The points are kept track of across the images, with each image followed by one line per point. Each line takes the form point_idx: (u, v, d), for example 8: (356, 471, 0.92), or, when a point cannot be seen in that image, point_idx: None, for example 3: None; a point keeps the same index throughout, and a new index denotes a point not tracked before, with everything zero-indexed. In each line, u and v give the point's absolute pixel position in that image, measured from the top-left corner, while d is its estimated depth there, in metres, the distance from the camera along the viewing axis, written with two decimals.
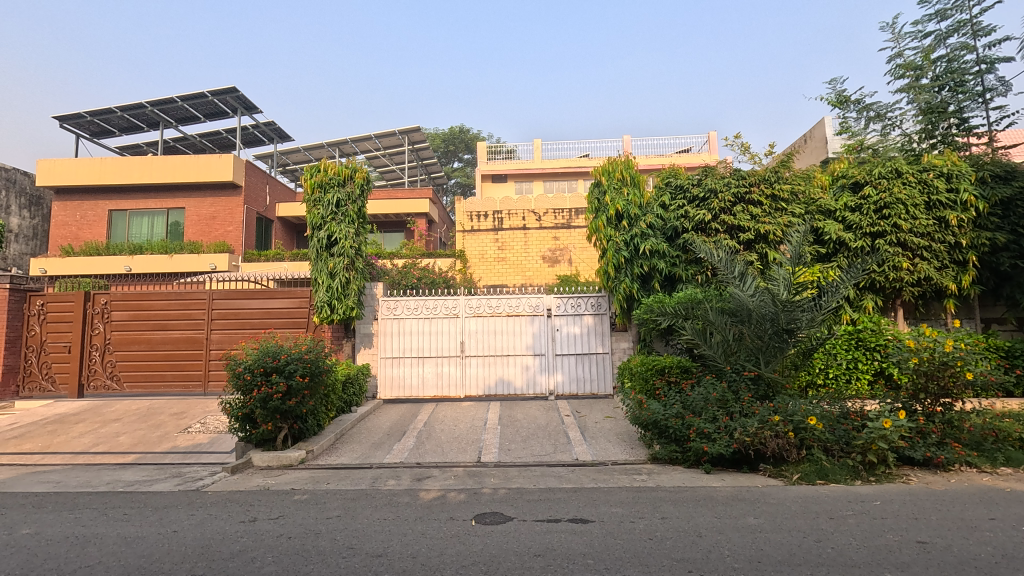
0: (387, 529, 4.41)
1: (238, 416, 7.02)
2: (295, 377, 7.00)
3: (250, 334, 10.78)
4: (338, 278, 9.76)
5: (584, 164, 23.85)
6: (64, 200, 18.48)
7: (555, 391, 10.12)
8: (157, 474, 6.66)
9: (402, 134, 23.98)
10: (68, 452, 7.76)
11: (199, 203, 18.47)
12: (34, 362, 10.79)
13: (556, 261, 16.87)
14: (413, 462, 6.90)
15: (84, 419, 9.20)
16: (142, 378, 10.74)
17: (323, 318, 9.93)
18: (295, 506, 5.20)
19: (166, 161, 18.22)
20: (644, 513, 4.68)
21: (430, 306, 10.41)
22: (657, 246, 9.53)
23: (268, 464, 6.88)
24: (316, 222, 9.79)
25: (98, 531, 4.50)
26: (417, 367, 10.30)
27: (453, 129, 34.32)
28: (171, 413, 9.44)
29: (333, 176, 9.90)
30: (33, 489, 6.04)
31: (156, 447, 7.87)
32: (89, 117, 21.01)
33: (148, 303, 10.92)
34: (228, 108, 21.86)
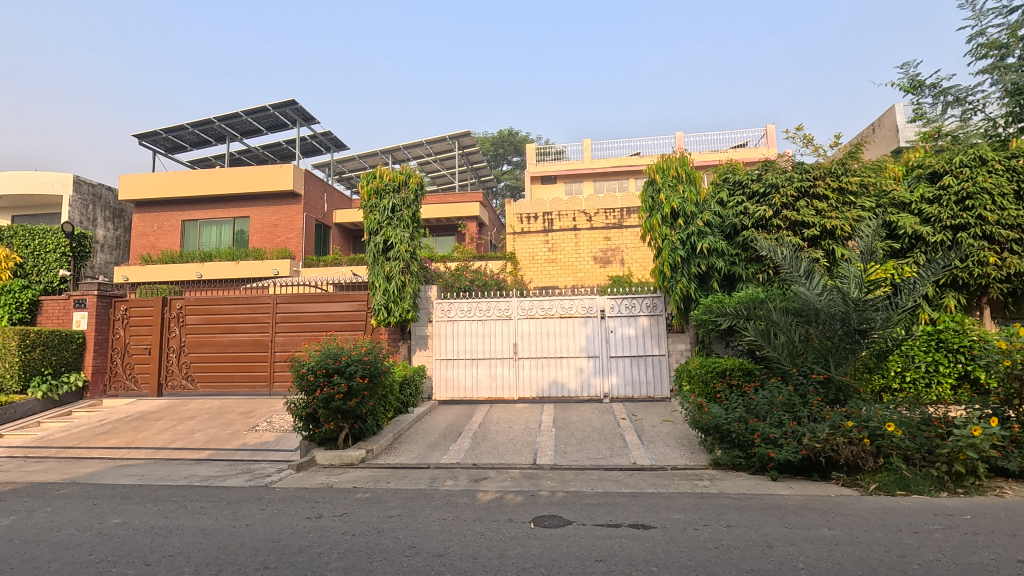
0: (447, 530, 4.45)
1: (302, 415, 7.28)
2: (355, 378, 7.22)
3: (311, 336, 11.19)
4: (394, 281, 9.98)
5: (634, 163, 23.45)
6: (143, 212, 19.83)
7: (610, 394, 9.96)
8: (228, 471, 7.00)
9: (453, 139, 24.35)
10: (149, 448, 8.27)
11: (262, 212, 19.39)
12: (119, 363, 11.62)
13: (608, 262, 16.65)
14: (469, 463, 6.95)
15: (162, 416, 9.81)
16: (213, 378, 11.34)
17: (380, 320, 10.19)
18: (358, 503, 5.34)
19: (232, 172, 19.23)
20: (709, 521, 4.51)
21: (483, 308, 10.48)
22: (716, 244, 9.20)
23: (330, 462, 7.11)
24: (373, 227, 10.08)
25: (179, 523, 4.76)
26: (471, 369, 10.39)
27: (502, 132, 34.62)
28: (240, 412, 9.92)
29: (389, 181, 10.17)
30: (120, 481, 6.49)
31: (227, 444, 8.28)
32: (164, 133, 22.46)
33: (218, 307, 11.52)
34: (288, 121, 22.84)
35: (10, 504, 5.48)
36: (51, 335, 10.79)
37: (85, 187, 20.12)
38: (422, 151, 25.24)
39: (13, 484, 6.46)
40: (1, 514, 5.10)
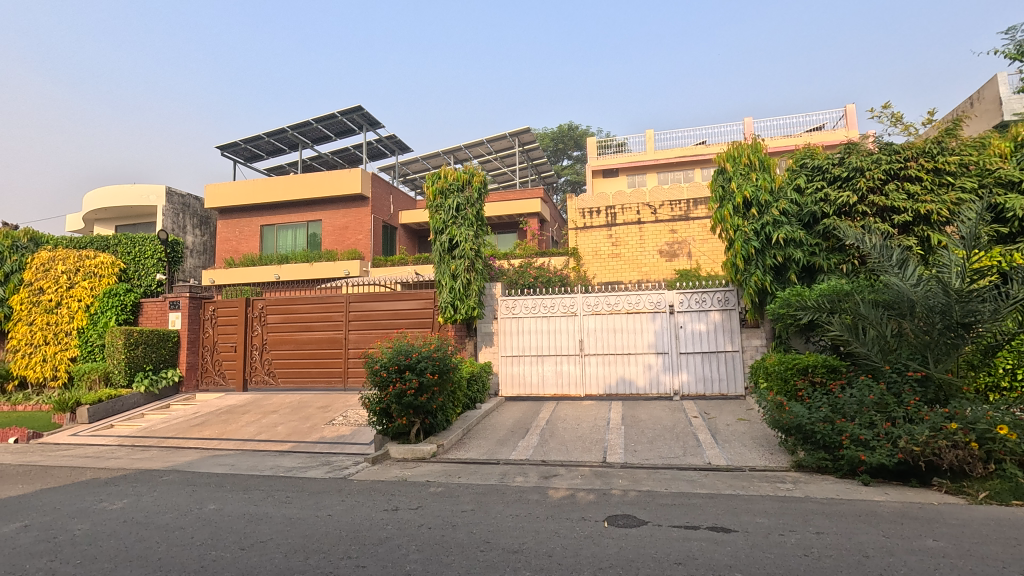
0: (520, 526, 4.46)
1: (376, 409, 7.53)
2: (426, 373, 7.40)
3: (381, 333, 11.58)
4: (460, 280, 10.13)
5: (700, 152, 22.62)
6: (226, 219, 21.22)
7: (680, 391, 9.68)
8: (309, 462, 7.36)
9: (513, 136, 24.42)
10: (238, 439, 8.84)
11: (333, 216, 20.24)
12: (209, 359, 12.49)
13: (674, 255, 16.16)
14: (538, 460, 6.95)
15: (248, 409, 10.46)
16: (292, 373, 11.97)
17: (447, 317, 10.38)
18: (432, 497, 5.46)
19: (305, 178, 20.20)
20: (795, 526, 4.27)
21: (548, 305, 10.45)
22: (793, 234, 8.70)
23: (403, 456, 7.33)
24: (439, 226, 10.27)
25: (268, 511, 5.04)
26: (537, 365, 10.39)
27: (561, 127, 34.40)
28: (318, 406, 10.41)
29: (453, 181, 10.33)
30: (214, 470, 6.98)
31: (307, 437, 8.71)
32: (243, 143, 23.90)
33: (296, 307, 12.13)
34: (355, 126, 23.70)
35: (121, 488, 6.02)
36: (150, 334, 11.75)
37: (176, 197, 21.79)
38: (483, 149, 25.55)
39: (123, 470, 7.09)
40: (114, 497, 5.60)
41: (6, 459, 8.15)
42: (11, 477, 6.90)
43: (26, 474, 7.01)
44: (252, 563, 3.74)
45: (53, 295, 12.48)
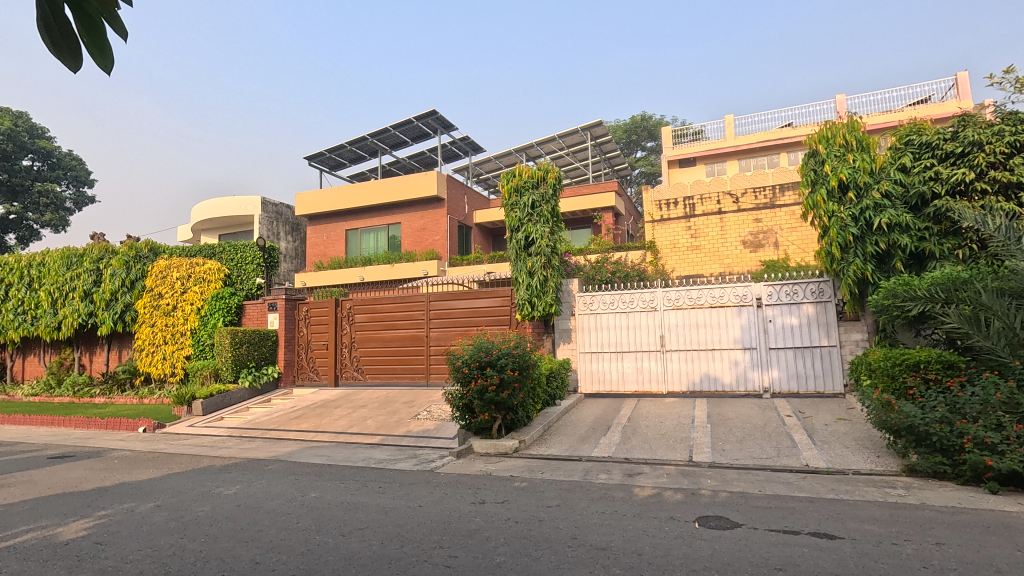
0: (607, 523, 4.42)
1: (459, 405, 7.73)
2: (506, 370, 7.51)
3: (461, 331, 11.87)
4: (537, 277, 10.17)
5: (786, 134, 21.29)
6: (315, 225, 22.58)
7: (770, 389, 9.18)
8: (398, 455, 7.69)
9: (585, 130, 24.14)
10: (332, 432, 9.40)
11: (411, 218, 20.98)
12: (303, 357, 13.34)
13: (759, 246, 15.33)
14: (621, 458, 6.85)
15: (340, 404, 11.09)
16: (379, 369, 12.55)
17: (525, 315, 10.44)
18: (516, 492, 5.52)
19: (384, 183, 21.07)
20: (911, 535, 3.93)
21: (626, 300, 10.26)
22: (899, 217, 8.00)
23: (486, 450, 7.48)
24: (515, 224, 10.36)
25: (363, 501, 5.32)
26: (616, 362, 10.24)
27: (634, 118, 33.58)
28: (403, 401, 10.84)
29: (528, 178, 10.38)
30: (313, 460, 7.46)
31: (395, 431, 9.10)
32: (328, 153, 25.29)
33: (381, 306, 12.70)
34: (430, 130, 24.37)
35: (235, 475, 6.58)
36: (252, 334, 12.75)
37: (270, 206, 23.47)
38: (555, 145, 25.49)
39: (235, 459, 7.75)
40: (229, 483, 6.13)
41: (138, 446, 9.14)
42: (142, 462, 7.73)
43: (154, 460, 7.83)
44: (353, 548, 3.96)
45: (170, 299, 13.83)
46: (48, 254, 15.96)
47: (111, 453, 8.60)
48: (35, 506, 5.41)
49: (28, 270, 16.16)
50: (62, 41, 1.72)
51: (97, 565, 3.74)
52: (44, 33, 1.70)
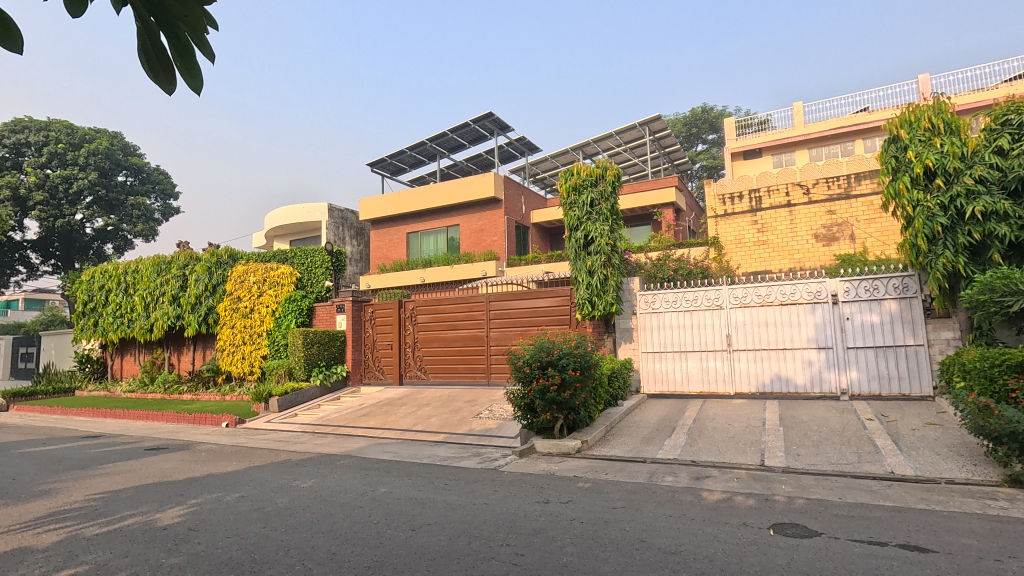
0: (675, 527, 4.31)
1: (521, 404, 7.77)
2: (568, 370, 7.48)
3: (521, 331, 11.94)
4: (597, 275, 10.07)
5: (862, 120, 20.03)
6: (378, 229, 23.36)
7: (849, 391, 8.66)
8: (462, 453, 7.83)
9: (643, 125, 23.64)
10: (398, 429, 9.69)
11: (469, 219, 21.29)
12: (369, 356, 13.82)
13: (833, 239, 14.50)
14: (687, 460, 6.67)
15: (405, 402, 11.43)
16: (441, 369, 12.83)
17: (585, 314, 10.35)
18: (580, 492, 5.49)
19: (443, 186, 21.50)
20: (1016, 552, 3.60)
21: (690, 299, 9.98)
22: (995, 205, 7.33)
23: (549, 450, 7.48)
24: (574, 223, 10.33)
25: (430, 497, 5.46)
26: (679, 362, 9.98)
27: (694, 110, 32.59)
28: (466, 400, 11.02)
29: (586, 176, 10.30)
30: (381, 457, 7.73)
31: (458, 429, 9.27)
32: (389, 158, 26.08)
33: (442, 306, 12.98)
34: (487, 132, 24.65)
35: (310, 470, 6.91)
36: (322, 334, 13.37)
37: (336, 212, 24.50)
38: (612, 142, 25.17)
39: (309, 454, 8.15)
40: (305, 477, 6.46)
41: (222, 440, 9.78)
42: (227, 455, 8.27)
43: (237, 454, 8.35)
44: (422, 543, 4.07)
45: (248, 302, 14.75)
46: (142, 262, 17.39)
47: (199, 446, 9.25)
48: (136, 493, 5.91)
49: (125, 277, 17.68)
50: (160, 64, 1.78)
51: (192, 549, 4.04)
52: (145, 61, 1.75)
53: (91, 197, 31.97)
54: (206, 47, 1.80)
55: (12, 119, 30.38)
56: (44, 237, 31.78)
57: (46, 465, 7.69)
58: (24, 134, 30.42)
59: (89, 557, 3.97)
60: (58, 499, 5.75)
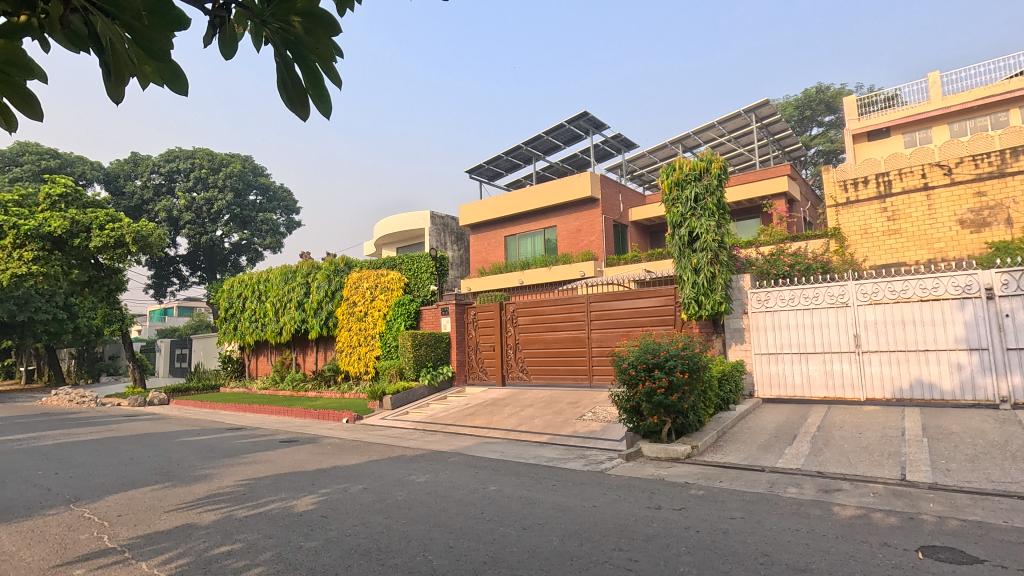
0: (804, 543, 4.00)
1: (627, 407, 7.61)
2: (676, 372, 7.21)
3: (623, 331, 11.74)
4: (703, 273, 9.62)
5: (1017, 86, 17.45)
6: (477, 234, 24.05)
7: (1010, 398, 7.57)
8: (567, 454, 7.83)
9: (748, 112, 22.19)
10: (503, 429, 9.91)
11: (567, 220, 21.27)
12: (472, 357, 14.26)
13: (983, 225, 12.75)
14: (813, 471, 6.17)
15: (509, 403, 11.64)
16: (543, 370, 12.94)
17: (691, 314, 9.94)
18: (694, 500, 5.27)
19: (539, 189, 21.67)
20: None
21: (810, 296, 9.22)
22: None
23: (657, 454, 7.26)
24: (677, 220, 9.94)
25: (540, 497, 5.51)
26: (799, 365, 9.26)
27: (807, 91, 30.13)
28: (568, 402, 11.01)
29: (690, 171, 9.89)
30: (488, 456, 7.94)
31: (562, 430, 9.28)
32: (486, 164, 26.76)
33: (542, 308, 13.09)
34: (582, 132, 24.48)
35: (423, 466, 7.27)
36: (430, 335, 14.01)
37: (438, 219, 25.58)
38: (715, 132, 23.96)
39: (421, 450, 8.57)
40: (420, 472, 6.81)
41: (344, 435, 10.57)
42: (348, 449, 8.92)
43: (357, 448, 8.98)
44: (534, 542, 4.12)
45: (363, 306, 15.85)
46: (272, 271, 19.28)
47: (324, 440, 10.08)
48: (275, 481, 6.57)
49: (258, 286, 19.70)
50: (296, 96, 1.89)
51: (326, 535, 4.41)
52: (283, 90, 1.87)
53: (229, 215, 35.94)
54: (334, 73, 1.87)
55: (166, 151, 35.01)
56: (192, 252, 36.21)
57: (202, 453, 8.78)
58: (175, 163, 34.95)
59: (242, 536, 4.47)
60: (213, 484, 6.53)
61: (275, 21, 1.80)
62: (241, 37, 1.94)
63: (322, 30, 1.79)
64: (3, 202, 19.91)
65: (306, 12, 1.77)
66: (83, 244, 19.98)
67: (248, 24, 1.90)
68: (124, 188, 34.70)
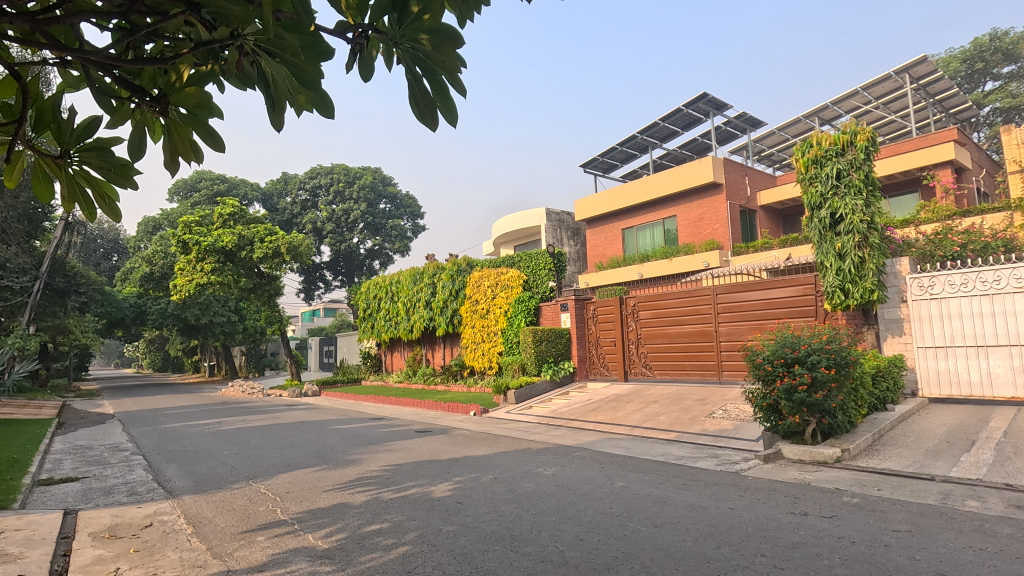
0: (990, 565, 3.46)
1: (763, 405, 7.11)
2: (819, 368, 6.59)
3: (755, 325, 10.98)
4: (850, 259, 8.68)
5: None
6: (594, 228, 23.85)
7: None
8: (697, 453, 7.50)
9: (901, 73, 19.57)
10: (627, 425, 9.74)
11: (687, 209, 20.33)
12: (593, 352, 14.19)
13: None
14: (999, 482, 5.30)
15: (632, 399, 11.41)
16: (667, 366, 12.51)
17: (836, 304, 9.03)
18: (848, 507, 4.78)
19: (657, 178, 20.91)
20: None
21: (989, 280, 7.95)
22: None
23: (800, 457, 6.70)
24: (816, 201, 9.05)
25: (671, 495, 5.35)
26: (976, 360, 8.03)
27: (977, 41, 25.83)
28: (696, 398, 10.53)
29: (830, 146, 8.98)
30: (613, 451, 7.87)
31: (690, 428, 8.90)
32: (601, 157, 26.42)
33: (665, 302, 12.65)
34: (702, 114, 23.21)
35: (549, 459, 7.39)
36: (550, 331, 14.19)
37: (553, 216, 25.79)
38: (859, 100, 21.44)
39: (547, 444, 8.73)
40: (547, 465, 6.94)
41: (472, 427, 11.09)
42: (478, 441, 9.34)
43: (485, 440, 9.37)
44: (667, 541, 4.02)
45: (486, 304, 16.48)
46: (402, 273, 20.74)
47: (455, 431, 10.65)
48: (414, 468, 7.09)
49: (391, 288, 21.32)
50: (426, 109, 2.03)
51: (462, 520, 4.67)
52: (414, 105, 2.01)
53: (363, 223, 39.27)
54: (459, 83, 1.99)
55: (310, 169, 39.10)
56: (334, 259, 40.05)
57: (350, 440, 9.71)
58: (318, 179, 38.95)
59: (389, 517, 4.88)
60: (362, 468, 7.21)
61: (405, 41, 1.94)
62: (376, 62, 2.15)
63: (447, 44, 1.92)
64: (188, 223, 23.50)
65: (433, 29, 1.90)
66: (248, 255, 23.04)
67: (380, 46, 2.07)
68: (277, 204, 39.38)
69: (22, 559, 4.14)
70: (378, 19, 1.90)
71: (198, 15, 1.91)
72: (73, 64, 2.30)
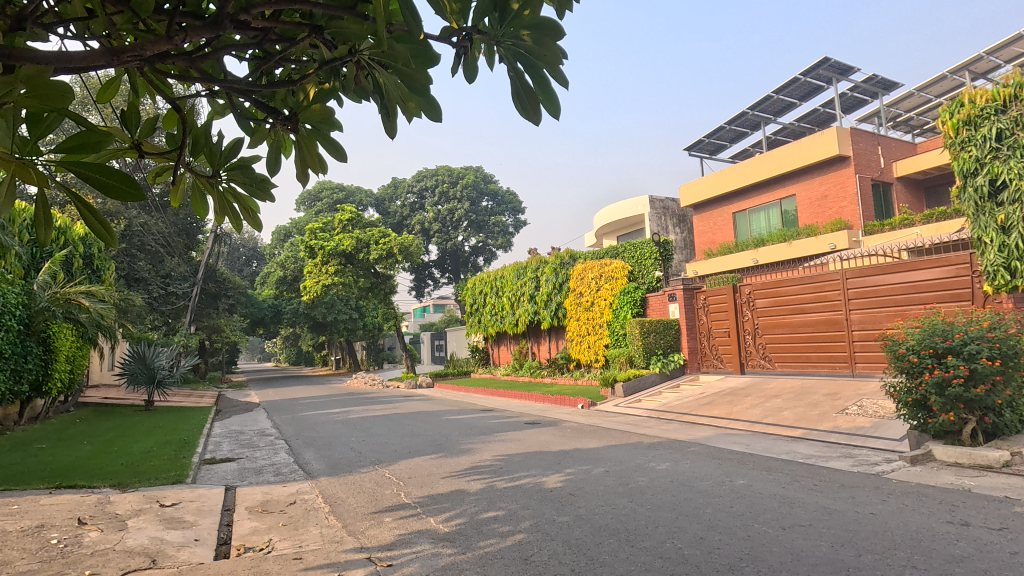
0: None
1: (908, 401, 6.36)
2: (980, 359, 5.75)
3: (895, 311, 9.83)
4: (1016, 232, 7.47)
5: None
6: (701, 214, 22.68)
7: None
8: (829, 452, 6.87)
9: None
10: (746, 420, 9.17)
11: (808, 187, 18.64)
12: (705, 344, 13.52)
13: None
14: None
15: (750, 392, 10.72)
16: (790, 357, 11.61)
17: (1000, 285, 7.86)
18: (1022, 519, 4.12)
19: (771, 156, 19.39)
20: None
21: None
22: None
23: (956, 459, 5.90)
24: (970, 168, 7.90)
25: (799, 497, 4.96)
26: None
27: None
28: (825, 393, 9.66)
29: (985, 103, 7.80)
30: (732, 448, 7.44)
31: (819, 425, 8.19)
32: (707, 138, 25.02)
33: (785, 289, 11.74)
34: (823, 81, 21.13)
35: (662, 454, 7.16)
36: (658, 322, 13.74)
37: (657, 203, 24.92)
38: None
39: (658, 438, 8.47)
40: (660, 460, 6.74)
41: (580, 420, 11.06)
42: (587, 433, 9.29)
43: (595, 433, 9.30)
44: (798, 545, 3.74)
45: (590, 297, 16.34)
46: (505, 269, 21.17)
47: (563, 423, 10.70)
48: (525, 458, 7.22)
49: (495, 283, 21.86)
50: (529, 103, 2.04)
51: (575, 511, 4.69)
52: (517, 102, 2.03)
53: (467, 222, 40.60)
54: (561, 75, 1.99)
55: (417, 173, 41.12)
56: (441, 257, 41.84)
57: (463, 430, 10.11)
58: (424, 182, 40.87)
59: (504, 505, 5.03)
60: (475, 457, 7.48)
61: (507, 38, 1.97)
62: (479, 63, 2.20)
63: (547, 37, 1.92)
64: (314, 230, 25.62)
65: (534, 23, 1.92)
66: (365, 257, 24.80)
67: (482, 47, 2.12)
68: (389, 208, 41.93)
69: (196, 526, 4.81)
70: (480, 20, 1.94)
71: (322, 36, 2.08)
72: (220, 94, 2.61)
